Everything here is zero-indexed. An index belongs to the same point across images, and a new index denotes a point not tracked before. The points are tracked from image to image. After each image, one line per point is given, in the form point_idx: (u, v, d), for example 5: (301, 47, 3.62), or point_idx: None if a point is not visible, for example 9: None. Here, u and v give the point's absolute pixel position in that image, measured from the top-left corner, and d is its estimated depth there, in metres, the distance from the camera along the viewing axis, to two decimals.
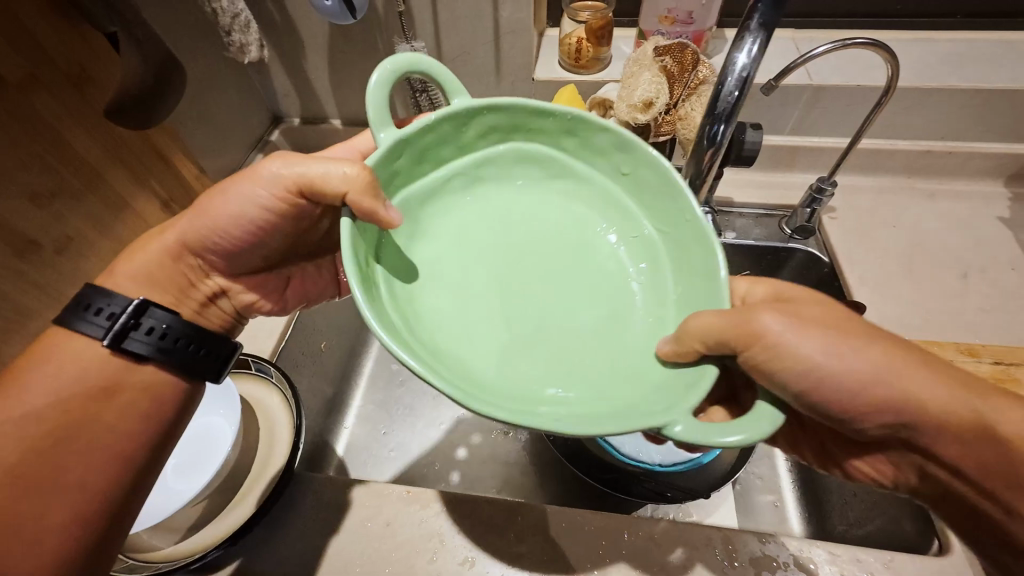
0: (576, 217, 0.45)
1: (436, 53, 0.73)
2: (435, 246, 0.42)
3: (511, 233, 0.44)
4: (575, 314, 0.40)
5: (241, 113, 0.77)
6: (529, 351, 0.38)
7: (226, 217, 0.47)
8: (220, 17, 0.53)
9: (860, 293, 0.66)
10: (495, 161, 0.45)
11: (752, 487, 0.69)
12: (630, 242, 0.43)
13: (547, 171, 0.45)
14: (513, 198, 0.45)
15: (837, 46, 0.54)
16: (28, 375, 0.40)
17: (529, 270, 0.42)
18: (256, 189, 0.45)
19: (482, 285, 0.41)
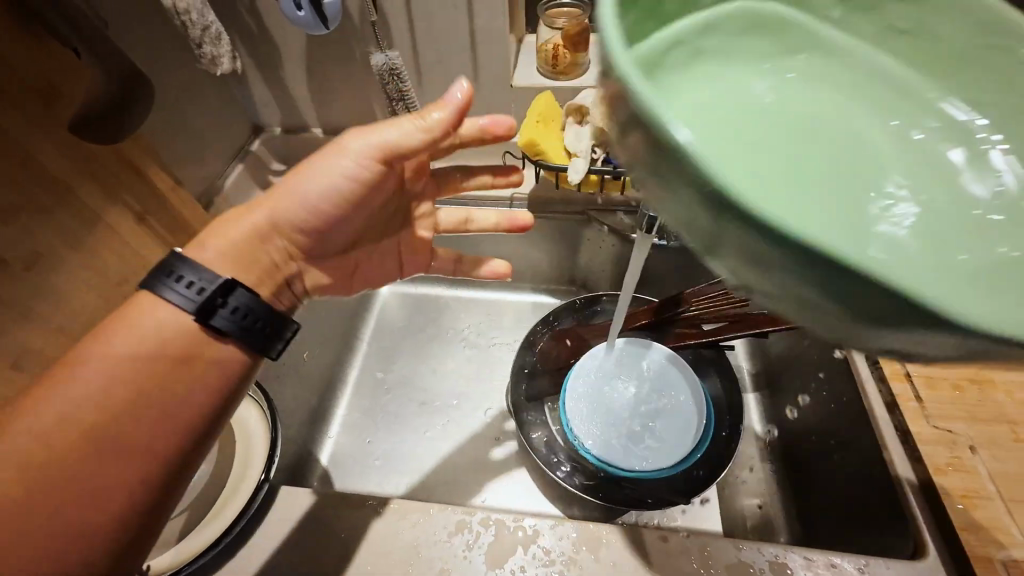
0: (860, 104, 0.27)
1: (414, 61, 0.73)
2: (696, 134, 0.23)
3: (785, 111, 0.26)
4: (933, 233, 0.23)
5: (219, 123, 0.77)
6: (949, 293, 0.19)
7: (306, 193, 0.49)
8: (189, 29, 0.52)
9: None
10: (716, 22, 0.28)
11: (738, 490, 0.69)
12: (947, 135, 0.27)
13: (785, 42, 0.29)
14: (750, 72, 0.28)
15: None
16: (112, 346, 0.42)
17: (845, 169, 0.24)
18: (332, 160, 0.48)
19: (800, 186, 0.22)
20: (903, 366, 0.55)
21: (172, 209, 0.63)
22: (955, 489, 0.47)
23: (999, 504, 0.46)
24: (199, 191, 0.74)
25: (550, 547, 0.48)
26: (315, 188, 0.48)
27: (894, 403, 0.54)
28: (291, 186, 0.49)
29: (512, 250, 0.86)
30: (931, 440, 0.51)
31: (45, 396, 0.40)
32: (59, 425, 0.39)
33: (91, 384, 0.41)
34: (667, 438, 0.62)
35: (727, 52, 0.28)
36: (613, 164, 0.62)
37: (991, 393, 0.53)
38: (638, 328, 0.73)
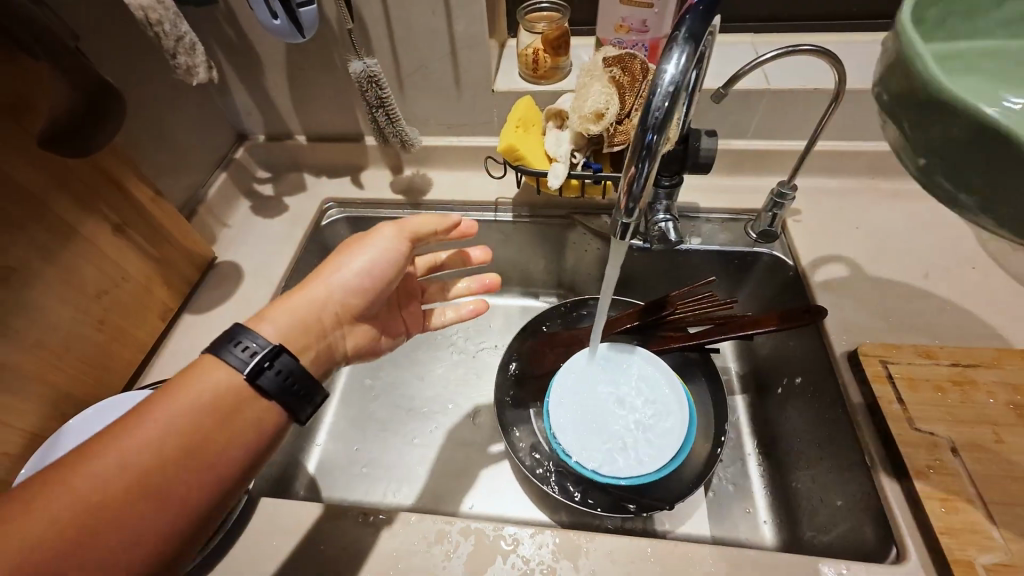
0: (977, 90, 0.37)
1: (394, 68, 0.73)
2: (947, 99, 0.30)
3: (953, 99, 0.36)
4: None
5: (202, 132, 0.77)
6: None
7: (342, 267, 0.49)
8: (163, 40, 0.52)
9: (822, 297, 0.65)
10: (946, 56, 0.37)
11: (725, 493, 0.68)
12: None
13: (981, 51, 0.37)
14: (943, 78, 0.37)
15: (785, 53, 0.54)
16: (148, 410, 0.37)
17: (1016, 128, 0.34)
18: (368, 242, 0.51)
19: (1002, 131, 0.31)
20: (884, 368, 0.55)
21: (151, 218, 0.62)
22: (936, 492, 0.47)
23: (979, 507, 0.46)
24: (182, 200, 0.74)
25: (530, 556, 0.47)
26: (357, 265, 0.50)
27: (876, 405, 0.54)
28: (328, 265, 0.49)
29: (498, 255, 0.86)
30: (912, 442, 0.50)
31: (88, 447, 0.35)
32: (63, 491, 0.33)
33: (157, 422, 0.36)
34: (649, 442, 0.61)
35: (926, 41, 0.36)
36: (592, 168, 0.62)
37: (973, 395, 0.53)
38: (623, 332, 0.73)
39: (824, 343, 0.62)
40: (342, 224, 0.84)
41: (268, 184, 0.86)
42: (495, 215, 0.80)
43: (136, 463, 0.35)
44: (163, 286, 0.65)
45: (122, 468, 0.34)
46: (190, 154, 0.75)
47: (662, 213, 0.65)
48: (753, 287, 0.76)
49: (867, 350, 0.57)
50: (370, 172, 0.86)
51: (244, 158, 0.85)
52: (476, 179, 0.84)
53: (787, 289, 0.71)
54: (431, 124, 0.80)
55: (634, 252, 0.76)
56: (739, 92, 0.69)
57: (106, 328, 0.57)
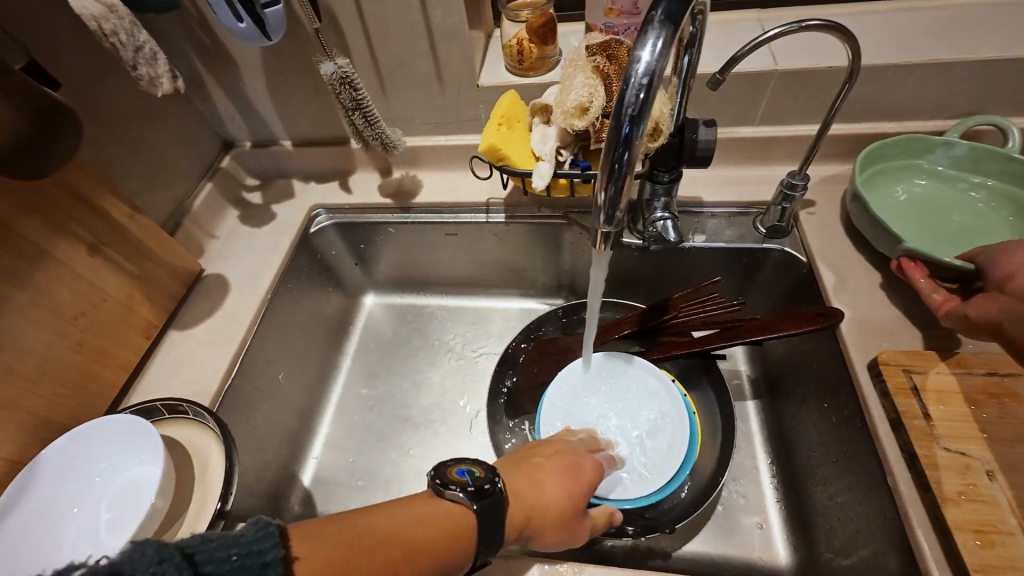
0: (956, 189, 0.63)
1: (373, 66, 0.69)
2: (883, 199, 0.63)
3: (896, 188, 0.64)
4: (966, 224, 0.60)
5: (184, 142, 0.76)
6: (929, 238, 0.60)
7: (556, 477, 0.47)
8: (121, 51, 0.50)
9: (840, 298, 0.60)
10: (944, 171, 0.64)
11: (736, 507, 0.63)
12: (992, 204, 0.61)
13: (952, 165, 0.63)
14: (907, 176, 0.64)
15: (792, 28, 0.48)
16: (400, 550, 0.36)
17: (951, 207, 0.62)
18: (581, 466, 0.50)
19: (907, 216, 0.62)
20: (909, 379, 0.50)
21: (130, 235, 0.61)
22: (969, 522, 0.42)
23: (1020, 540, 0.41)
24: (166, 214, 0.73)
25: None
26: (566, 487, 0.47)
27: (899, 422, 0.49)
28: (541, 466, 0.48)
29: (493, 258, 0.82)
30: (940, 465, 0.45)
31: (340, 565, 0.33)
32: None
33: (412, 540, 0.36)
34: (642, 460, 0.57)
35: (940, 166, 0.64)
36: (580, 166, 0.58)
37: (1014, 409, 0.47)
38: (621, 338, 0.69)
39: (840, 349, 0.56)
40: (332, 231, 0.81)
41: (257, 192, 0.84)
42: (487, 217, 0.77)
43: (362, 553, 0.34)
44: (145, 302, 0.64)
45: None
46: (173, 166, 0.74)
47: (659, 210, 0.60)
48: (765, 287, 0.70)
49: (888, 358, 0.51)
50: (359, 175, 0.84)
51: (231, 166, 0.83)
52: (467, 178, 0.80)
53: (802, 288, 0.65)
54: (417, 123, 0.77)
55: (633, 252, 0.71)
56: (744, 74, 0.63)
57: (86, 349, 0.56)
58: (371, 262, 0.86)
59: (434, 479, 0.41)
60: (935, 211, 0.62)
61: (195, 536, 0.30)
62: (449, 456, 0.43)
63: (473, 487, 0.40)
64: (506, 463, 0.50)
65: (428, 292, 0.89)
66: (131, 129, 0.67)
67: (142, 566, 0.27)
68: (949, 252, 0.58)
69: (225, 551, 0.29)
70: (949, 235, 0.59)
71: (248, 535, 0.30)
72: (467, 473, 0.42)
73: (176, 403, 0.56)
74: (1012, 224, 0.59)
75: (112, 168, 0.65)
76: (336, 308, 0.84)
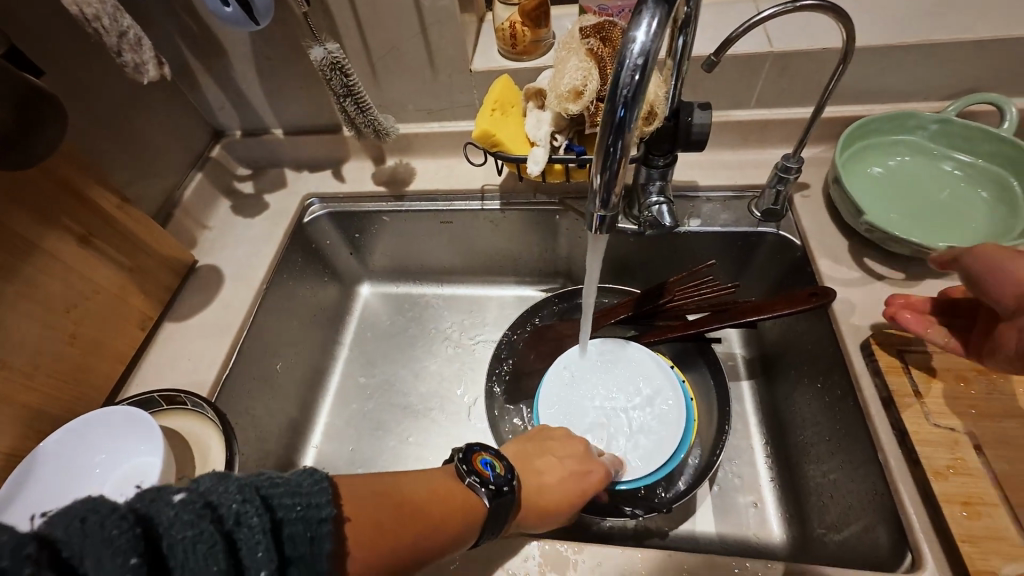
0: (942, 165, 0.64)
1: (365, 51, 0.68)
2: (865, 174, 0.64)
3: (882, 163, 0.65)
4: (947, 201, 0.61)
5: (173, 131, 0.75)
6: (908, 213, 0.61)
7: (557, 474, 0.50)
8: (105, 37, 0.48)
9: (833, 280, 0.60)
10: (931, 147, 0.64)
11: (732, 487, 0.65)
12: (977, 182, 0.62)
13: (939, 142, 0.64)
14: (894, 151, 0.65)
15: (788, 8, 0.48)
16: (426, 522, 0.38)
17: (934, 183, 0.63)
18: (590, 475, 0.51)
19: (890, 191, 0.63)
20: (901, 358, 0.51)
21: (122, 228, 0.60)
22: (956, 495, 0.43)
23: (1005, 511, 0.42)
24: (157, 205, 0.73)
25: (515, 568, 0.45)
26: (569, 491, 0.49)
27: (891, 399, 0.50)
28: (549, 465, 0.50)
29: (488, 245, 0.82)
30: (929, 440, 0.46)
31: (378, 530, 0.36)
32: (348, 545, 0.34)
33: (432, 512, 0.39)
34: (643, 444, 0.58)
35: (927, 142, 0.64)
36: (575, 151, 0.58)
37: (1001, 385, 0.48)
38: (617, 322, 0.69)
39: (834, 329, 0.57)
40: (326, 220, 0.80)
41: (248, 182, 0.83)
42: (482, 204, 0.76)
43: (399, 515, 0.37)
44: (139, 295, 0.63)
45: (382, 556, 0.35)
46: (162, 156, 0.73)
47: (655, 194, 0.60)
48: (759, 270, 0.71)
49: (880, 338, 0.53)
50: (352, 164, 0.83)
51: (221, 156, 0.82)
52: (461, 165, 0.80)
53: (796, 271, 0.66)
54: (410, 110, 0.76)
55: (628, 238, 0.71)
56: (738, 56, 0.63)
57: (80, 342, 0.56)
58: (366, 252, 0.85)
59: (459, 461, 0.44)
60: (919, 186, 0.63)
61: (266, 476, 0.29)
62: (476, 441, 0.46)
63: (493, 484, 0.43)
64: (517, 449, 0.52)
65: (423, 281, 0.89)
66: (118, 118, 0.66)
67: (226, 501, 0.27)
68: (928, 227, 0.59)
69: (292, 499, 0.29)
70: (928, 212, 0.60)
71: (310, 486, 0.30)
72: (490, 466, 0.45)
73: (174, 394, 0.56)
74: (991, 204, 0.60)
75: (100, 159, 0.64)
76: (332, 298, 0.84)
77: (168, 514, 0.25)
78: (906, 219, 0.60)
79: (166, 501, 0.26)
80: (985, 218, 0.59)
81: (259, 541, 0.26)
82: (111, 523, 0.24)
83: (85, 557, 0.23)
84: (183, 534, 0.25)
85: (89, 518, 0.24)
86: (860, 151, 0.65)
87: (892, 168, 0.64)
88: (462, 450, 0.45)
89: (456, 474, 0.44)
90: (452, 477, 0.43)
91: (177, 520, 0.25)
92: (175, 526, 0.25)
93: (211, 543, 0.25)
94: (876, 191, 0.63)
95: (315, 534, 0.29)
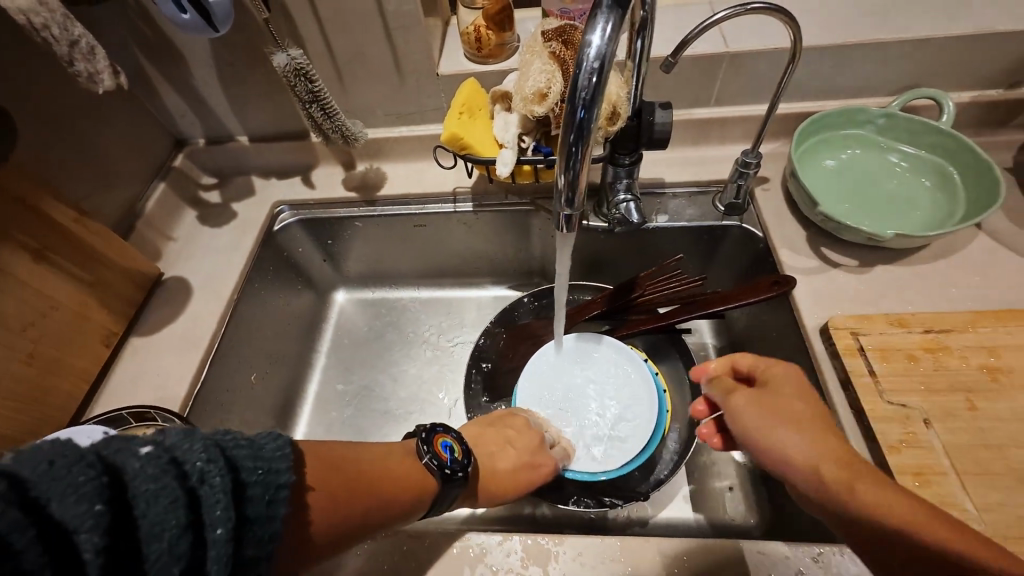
0: (888, 158, 0.67)
1: (329, 56, 0.68)
2: (819, 168, 0.67)
3: (834, 157, 0.68)
4: (894, 192, 0.65)
5: (133, 141, 0.73)
6: (859, 205, 0.64)
7: (510, 464, 0.53)
8: (54, 46, 0.47)
9: (793, 269, 0.63)
10: (878, 141, 0.68)
11: (707, 473, 0.67)
12: (921, 173, 0.65)
13: (885, 136, 0.67)
14: (844, 145, 0.69)
15: (738, 11, 0.50)
16: (393, 479, 0.43)
17: (882, 175, 0.66)
18: (538, 468, 0.55)
19: (842, 184, 0.66)
20: (856, 341, 0.53)
21: (80, 241, 0.58)
22: (909, 467, 0.46)
23: (953, 480, 0.45)
24: (118, 217, 0.70)
25: (498, 564, 0.46)
26: (516, 479, 0.54)
27: (848, 379, 0.52)
28: (503, 453, 0.54)
29: (462, 247, 0.82)
30: (884, 417, 0.49)
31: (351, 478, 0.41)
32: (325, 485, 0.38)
33: (399, 470, 0.44)
34: (615, 432, 0.60)
35: (874, 136, 0.68)
36: (543, 152, 0.59)
37: (947, 362, 0.51)
38: (590, 319, 0.71)
39: (794, 315, 0.60)
40: (297, 227, 0.79)
41: (215, 191, 0.82)
42: (454, 206, 0.77)
43: (366, 480, 0.41)
44: (101, 309, 0.61)
45: (353, 501, 0.40)
46: (121, 166, 0.71)
47: (622, 192, 0.61)
48: (725, 262, 0.74)
49: (837, 322, 0.55)
50: (322, 170, 0.82)
51: (185, 165, 0.80)
52: (432, 168, 0.80)
53: (759, 262, 0.69)
54: (378, 115, 0.76)
55: (599, 236, 0.73)
56: (695, 57, 0.65)
57: (39, 360, 0.54)
58: (340, 258, 0.84)
59: (420, 442, 0.47)
60: (868, 178, 0.66)
61: (230, 437, 0.30)
62: (441, 424, 0.49)
63: (450, 469, 0.46)
64: (477, 433, 0.56)
65: (399, 285, 0.88)
66: (73, 129, 0.64)
67: (192, 458, 0.27)
68: (877, 218, 0.62)
69: (254, 463, 0.30)
70: (876, 203, 0.64)
71: (271, 452, 0.31)
72: (448, 449, 0.48)
73: (143, 410, 0.55)
74: (934, 193, 0.64)
75: (54, 171, 0.62)
76: (306, 306, 0.83)
77: (134, 464, 0.25)
78: (857, 210, 0.63)
79: (132, 453, 0.26)
80: (929, 207, 0.63)
81: (221, 500, 0.27)
82: (78, 470, 0.23)
83: (51, 499, 0.23)
84: (146, 487, 0.25)
85: (57, 462, 0.23)
86: (814, 147, 0.68)
87: (843, 162, 0.68)
88: (426, 430, 0.48)
89: (415, 453, 0.47)
90: (411, 457, 0.47)
91: (142, 472, 0.25)
92: (142, 478, 0.25)
93: (173, 498, 0.25)
94: (829, 184, 0.66)
95: (272, 498, 0.30)
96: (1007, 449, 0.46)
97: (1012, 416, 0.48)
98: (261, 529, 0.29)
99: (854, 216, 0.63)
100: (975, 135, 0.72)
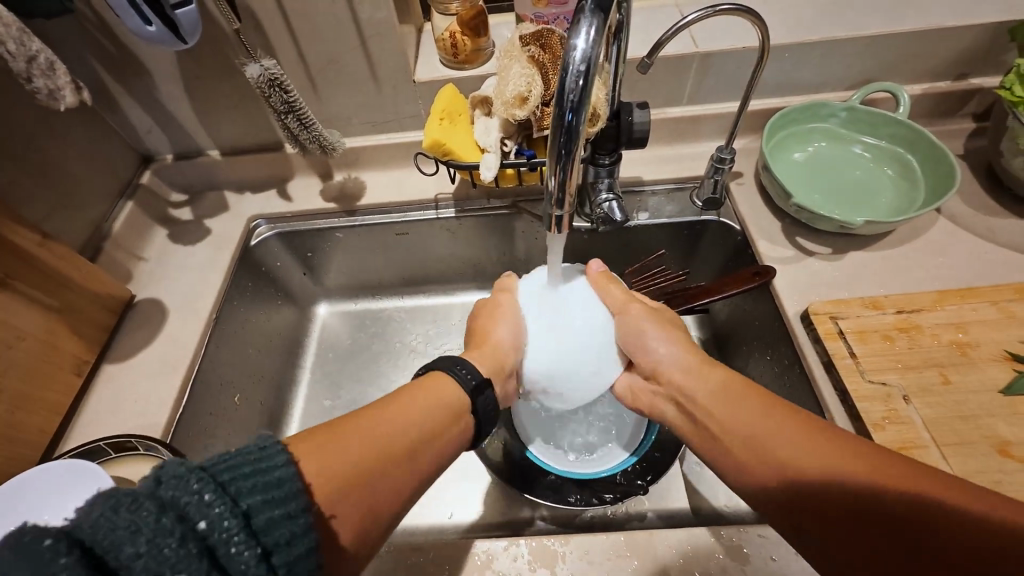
0: (852, 150, 0.70)
1: (302, 66, 0.67)
2: (788, 162, 0.70)
3: (802, 152, 0.71)
4: (859, 183, 0.68)
5: (95, 159, 0.70)
6: (827, 195, 0.67)
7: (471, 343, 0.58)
8: (11, 62, 0.45)
9: (772, 259, 0.65)
10: (843, 134, 0.71)
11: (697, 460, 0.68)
12: (885, 164, 0.69)
13: (848, 130, 0.71)
14: (812, 139, 0.72)
15: (708, 12, 0.51)
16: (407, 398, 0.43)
17: (848, 167, 0.69)
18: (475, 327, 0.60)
19: (811, 177, 0.69)
20: (836, 325, 0.56)
21: (43, 265, 0.55)
22: (893, 443, 0.48)
23: (934, 452, 0.47)
24: (83, 239, 0.67)
25: (505, 569, 0.46)
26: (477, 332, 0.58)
27: (831, 362, 0.55)
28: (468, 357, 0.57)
29: (446, 253, 0.82)
30: (866, 397, 0.51)
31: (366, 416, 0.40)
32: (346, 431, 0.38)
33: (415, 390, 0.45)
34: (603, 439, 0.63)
35: (839, 130, 0.71)
36: (526, 155, 0.59)
37: (921, 340, 0.54)
38: None
39: (776, 304, 0.62)
40: (275, 241, 0.77)
41: (185, 208, 0.79)
42: (437, 213, 0.76)
43: (384, 410, 0.41)
44: (71, 337, 0.59)
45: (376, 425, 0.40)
46: (83, 185, 0.67)
47: (605, 192, 0.62)
48: (706, 255, 0.75)
49: (816, 308, 0.57)
50: (298, 181, 0.80)
51: (152, 182, 0.77)
52: (412, 175, 0.79)
53: (738, 254, 0.71)
54: (354, 124, 0.75)
55: (583, 236, 0.74)
56: (667, 58, 0.67)
57: (5, 395, 0.51)
58: (320, 271, 0.83)
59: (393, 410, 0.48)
60: (835, 171, 0.69)
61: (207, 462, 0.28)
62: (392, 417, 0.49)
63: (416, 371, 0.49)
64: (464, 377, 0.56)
65: (383, 295, 0.87)
66: (32, 149, 0.61)
67: (179, 490, 0.25)
68: (846, 208, 0.65)
69: (242, 466, 0.28)
70: (844, 194, 0.67)
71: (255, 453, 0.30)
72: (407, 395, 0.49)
73: (124, 440, 0.52)
74: (897, 184, 0.67)
75: (13, 193, 0.59)
76: (288, 321, 0.81)
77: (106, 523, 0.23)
78: (826, 201, 0.66)
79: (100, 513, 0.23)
80: (893, 196, 0.66)
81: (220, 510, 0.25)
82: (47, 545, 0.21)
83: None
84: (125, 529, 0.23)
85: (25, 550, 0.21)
86: (783, 142, 0.71)
87: (811, 156, 0.71)
88: None
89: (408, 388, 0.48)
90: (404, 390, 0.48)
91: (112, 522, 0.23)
92: (116, 508, 0.23)
93: (167, 529, 0.23)
94: (799, 177, 0.68)
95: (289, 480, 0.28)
96: (980, 419, 0.49)
97: (982, 388, 0.51)
98: (265, 481, 0.28)
99: (825, 208, 0.65)
100: (929, 125, 0.77)
